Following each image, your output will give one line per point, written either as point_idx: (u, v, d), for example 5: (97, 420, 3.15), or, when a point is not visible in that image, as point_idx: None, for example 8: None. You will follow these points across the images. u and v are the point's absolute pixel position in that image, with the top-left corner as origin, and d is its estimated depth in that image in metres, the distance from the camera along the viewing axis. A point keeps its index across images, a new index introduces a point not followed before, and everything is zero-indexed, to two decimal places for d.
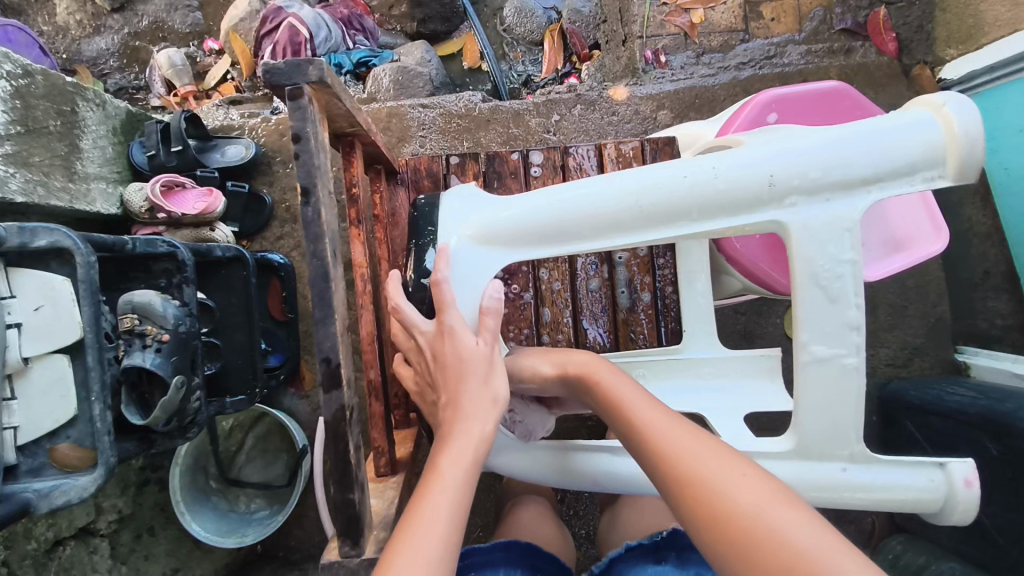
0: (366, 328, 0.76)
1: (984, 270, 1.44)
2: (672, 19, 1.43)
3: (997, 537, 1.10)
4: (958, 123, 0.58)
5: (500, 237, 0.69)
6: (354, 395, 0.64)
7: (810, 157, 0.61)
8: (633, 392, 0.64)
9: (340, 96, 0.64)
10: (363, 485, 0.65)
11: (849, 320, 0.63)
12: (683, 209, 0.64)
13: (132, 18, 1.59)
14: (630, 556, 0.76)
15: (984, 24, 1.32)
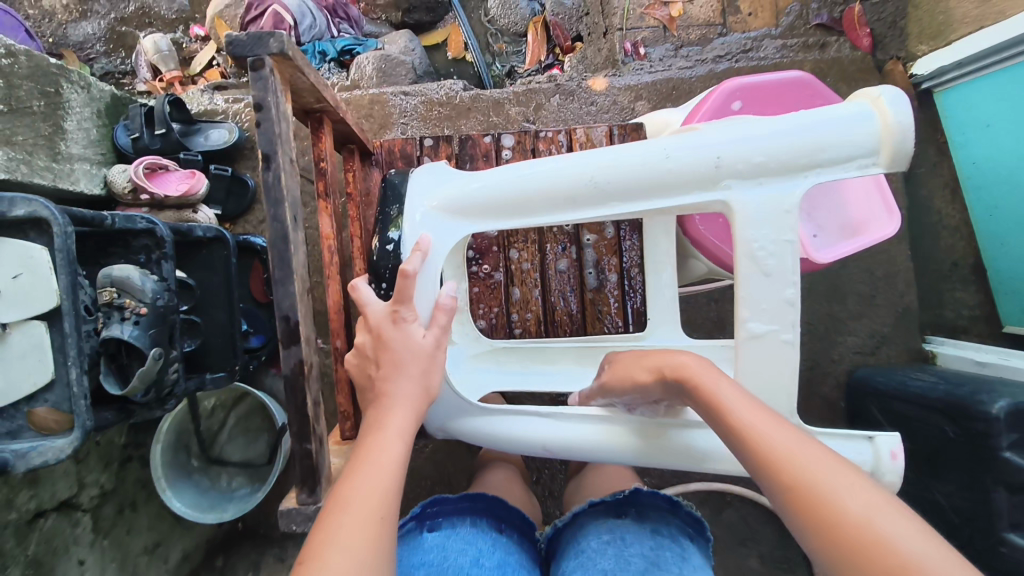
0: (333, 297, 0.77)
1: (952, 261, 1.53)
2: (651, 12, 1.47)
3: (953, 515, 1.16)
4: (893, 113, 0.60)
5: (465, 207, 0.72)
6: (313, 353, 0.68)
7: (754, 142, 0.63)
8: (734, 394, 0.58)
9: (303, 69, 0.66)
10: (321, 438, 0.69)
11: (786, 297, 0.66)
12: (634, 188, 0.67)
13: (118, 3, 1.60)
14: (592, 511, 0.80)
15: (953, 21, 1.36)
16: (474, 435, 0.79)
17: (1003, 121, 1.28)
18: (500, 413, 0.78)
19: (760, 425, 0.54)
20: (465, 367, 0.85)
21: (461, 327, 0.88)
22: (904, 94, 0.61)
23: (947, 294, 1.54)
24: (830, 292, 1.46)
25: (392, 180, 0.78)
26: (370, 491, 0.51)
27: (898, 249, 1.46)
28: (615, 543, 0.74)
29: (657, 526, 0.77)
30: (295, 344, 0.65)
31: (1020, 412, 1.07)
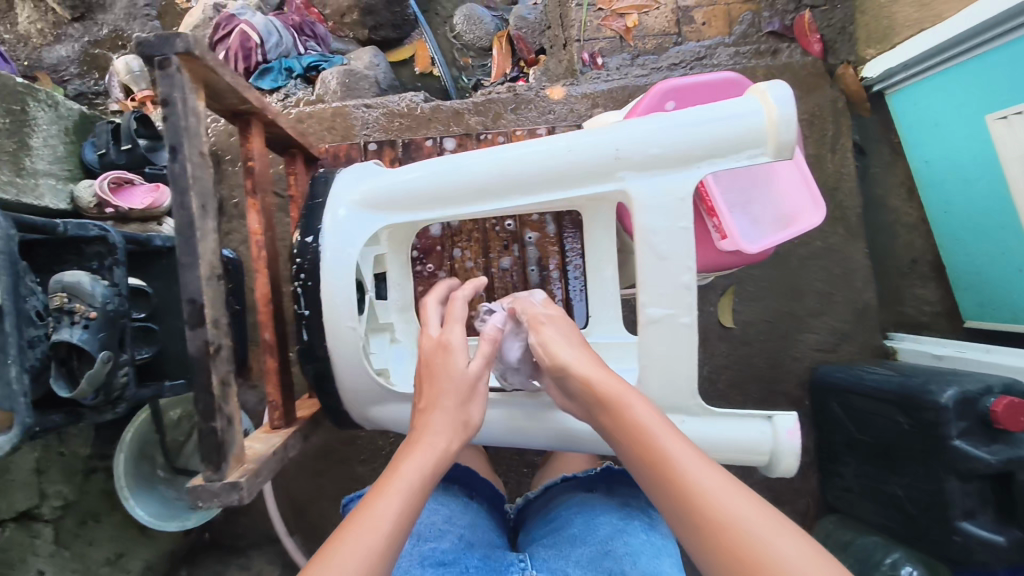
0: (261, 290, 0.79)
1: (911, 259, 1.57)
2: (607, 23, 1.51)
3: (911, 508, 1.17)
4: (777, 106, 0.64)
5: (389, 199, 0.75)
6: (224, 336, 0.72)
7: (653, 134, 0.67)
8: (664, 426, 0.61)
9: (217, 71, 0.71)
10: (230, 417, 0.72)
11: (684, 281, 0.69)
12: (541, 179, 0.71)
13: (91, 27, 1.64)
14: (565, 485, 0.93)
15: (896, 25, 1.40)
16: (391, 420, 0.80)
17: (952, 120, 1.32)
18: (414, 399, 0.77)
19: (691, 464, 0.58)
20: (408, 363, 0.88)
21: (406, 327, 0.91)
22: (789, 90, 0.65)
23: (908, 291, 1.58)
24: (789, 291, 1.48)
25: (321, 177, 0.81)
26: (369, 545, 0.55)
27: (854, 247, 1.48)
28: (584, 512, 0.86)
29: (625, 498, 0.88)
30: (201, 326, 0.68)
31: (968, 399, 1.10)
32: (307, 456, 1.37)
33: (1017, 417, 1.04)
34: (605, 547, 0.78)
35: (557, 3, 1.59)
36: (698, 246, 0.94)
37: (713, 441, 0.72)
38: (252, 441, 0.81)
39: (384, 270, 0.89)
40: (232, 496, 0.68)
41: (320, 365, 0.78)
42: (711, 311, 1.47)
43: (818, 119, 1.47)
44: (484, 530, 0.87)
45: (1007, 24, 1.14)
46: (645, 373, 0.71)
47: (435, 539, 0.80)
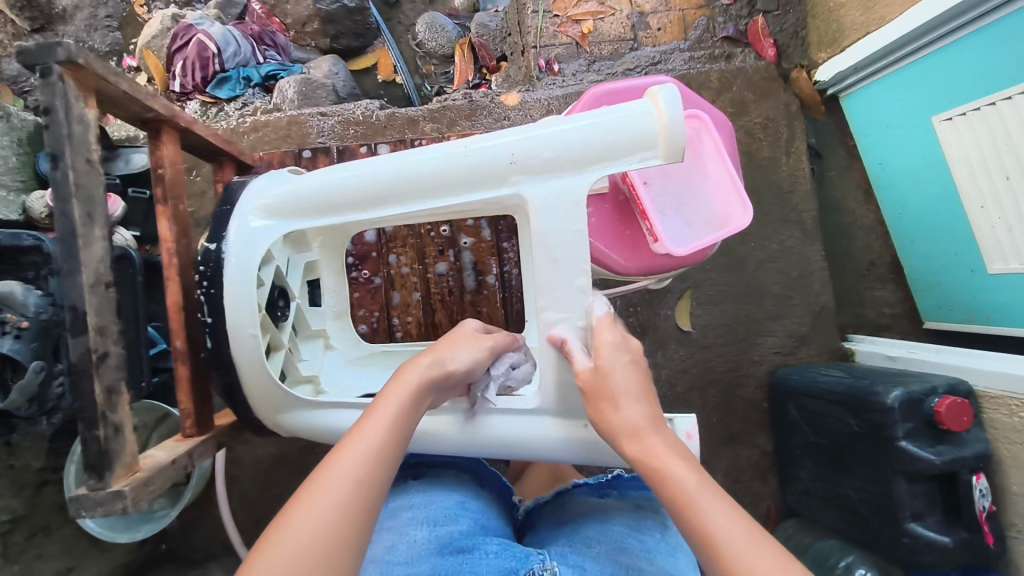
0: (172, 298, 0.81)
1: (869, 261, 1.59)
2: (563, 30, 1.51)
3: (862, 510, 1.16)
4: (667, 109, 0.66)
5: (288, 208, 0.78)
6: (112, 343, 0.73)
7: (545, 140, 0.69)
8: (671, 449, 0.62)
9: (107, 79, 0.73)
10: (116, 425, 0.72)
11: (579, 285, 0.72)
12: (438, 185, 0.73)
13: (52, 38, 1.65)
14: (575, 490, 0.92)
15: (845, 29, 1.42)
16: (300, 428, 0.82)
17: (901, 122, 1.34)
18: (323, 406, 0.80)
19: (693, 487, 0.58)
20: (341, 370, 0.91)
21: (342, 334, 0.96)
22: (679, 92, 0.67)
23: (867, 293, 1.58)
24: (746, 293, 1.48)
25: (232, 188, 0.83)
26: (338, 508, 0.52)
27: (811, 249, 1.49)
28: (597, 515, 0.83)
29: (638, 503, 0.87)
30: (84, 332, 0.70)
31: (913, 400, 1.08)
32: (262, 464, 1.39)
33: (960, 416, 1.04)
34: (621, 545, 0.75)
35: (516, 11, 1.60)
36: (632, 249, 0.94)
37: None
38: (155, 449, 0.81)
39: (317, 278, 0.94)
40: (113, 505, 0.69)
41: (226, 377, 0.79)
42: (669, 315, 1.46)
43: (773, 122, 1.49)
44: (496, 521, 0.85)
45: (948, 26, 1.15)
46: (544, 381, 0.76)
47: (448, 522, 0.78)
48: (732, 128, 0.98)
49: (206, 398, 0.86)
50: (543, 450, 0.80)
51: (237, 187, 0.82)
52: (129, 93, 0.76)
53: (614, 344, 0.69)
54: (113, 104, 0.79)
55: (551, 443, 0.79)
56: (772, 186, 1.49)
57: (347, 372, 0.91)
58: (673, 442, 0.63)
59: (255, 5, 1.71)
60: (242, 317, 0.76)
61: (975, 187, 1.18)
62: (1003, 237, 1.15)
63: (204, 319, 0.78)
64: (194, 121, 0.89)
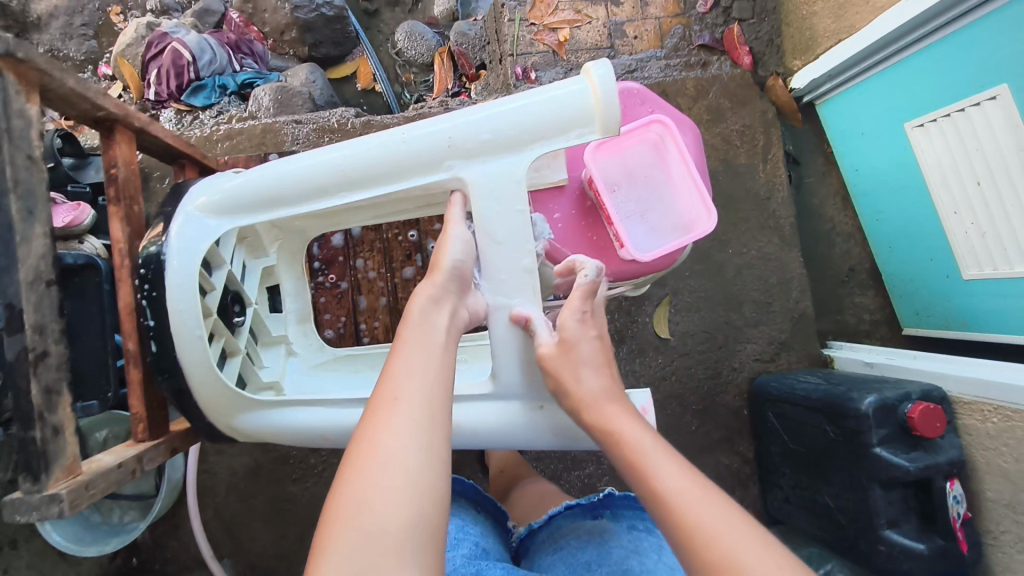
0: (124, 299, 0.80)
1: (849, 267, 1.58)
2: (540, 38, 1.51)
3: (839, 517, 1.14)
4: (600, 86, 0.71)
5: (228, 207, 0.79)
6: (53, 342, 0.73)
7: (480, 122, 0.72)
8: (641, 433, 0.66)
9: (51, 73, 0.72)
10: (54, 427, 0.71)
11: (525, 265, 0.75)
12: (381, 173, 0.75)
13: (27, 46, 1.65)
14: (568, 513, 0.90)
15: (818, 36, 1.43)
16: (256, 431, 0.83)
17: (875, 129, 1.34)
18: (280, 406, 0.82)
19: (660, 463, 0.63)
20: (302, 376, 0.94)
21: (304, 339, 0.99)
22: (610, 68, 0.72)
23: (848, 300, 1.58)
24: (726, 300, 1.47)
25: (182, 186, 0.84)
26: (402, 451, 0.55)
27: (790, 256, 1.48)
28: (594, 540, 0.83)
29: (631, 522, 0.86)
30: (20, 330, 0.70)
31: (887, 407, 1.06)
32: (236, 475, 1.35)
33: (933, 422, 1.02)
34: (623, 566, 0.76)
35: (494, 19, 1.60)
36: (601, 253, 0.93)
37: (557, 425, 0.78)
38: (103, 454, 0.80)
39: (276, 283, 0.97)
40: (48, 508, 0.67)
41: (175, 383, 0.78)
42: (647, 322, 1.45)
43: (749, 129, 1.49)
44: (495, 547, 0.87)
45: (919, 31, 1.16)
46: (497, 365, 0.77)
47: (450, 548, 0.79)
48: (699, 134, 0.98)
49: (158, 401, 0.86)
50: (498, 431, 0.79)
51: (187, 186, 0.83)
52: (76, 90, 0.75)
53: (578, 320, 0.75)
54: (62, 102, 0.77)
55: (505, 423, 0.78)
56: (750, 193, 1.48)
57: (316, 374, 0.95)
58: (642, 429, 0.67)
59: (233, 13, 1.71)
60: (186, 320, 0.76)
61: (947, 193, 1.18)
62: (976, 242, 1.15)
63: (148, 324, 0.77)
64: (149, 124, 0.89)
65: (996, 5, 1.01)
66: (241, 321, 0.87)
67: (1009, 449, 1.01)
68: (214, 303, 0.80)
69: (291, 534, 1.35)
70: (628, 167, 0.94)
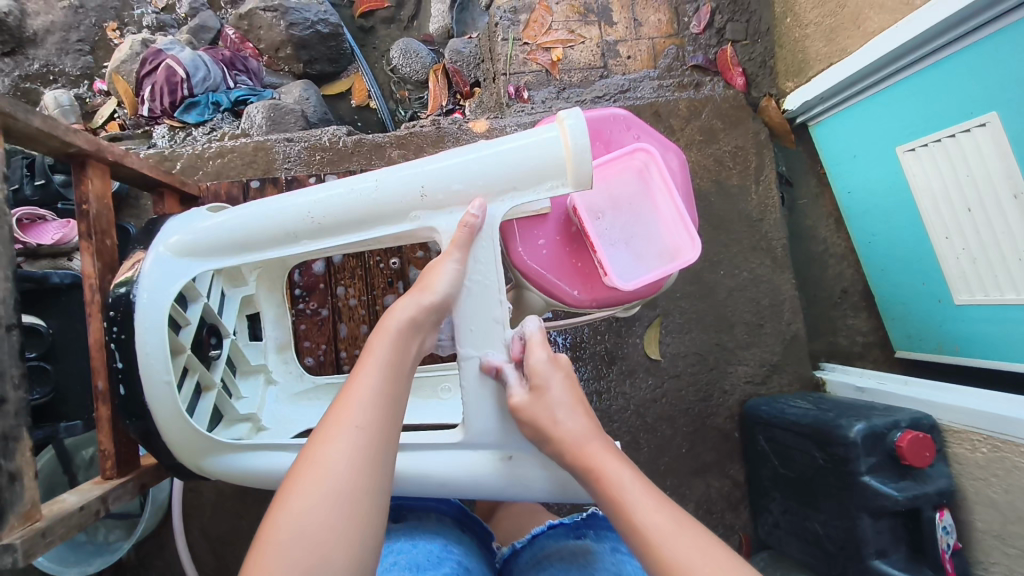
0: (94, 335, 0.80)
1: (842, 289, 1.58)
2: (532, 57, 1.52)
3: (829, 546, 1.12)
4: (572, 138, 0.72)
5: (198, 247, 0.78)
6: (11, 388, 0.71)
7: (452, 171, 0.73)
8: (621, 468, 0.65)
9: (16, 116, 0.71)
10: (14, 475, 0.69)
11: (495, 316, 0.76)
12: (352, 220, 0.75)
13: (22, 62, 1.66)
14: (552, 532, 0.91)
15: (810, 58, 1.43)
16: (225, 472, 0.81)
17: (867, 153, 1.34)
18: (253, 447, 0.80)
19: (641, 500, 0.61)
20: (283, 406, 0.95)
21: (285, 367, 0.99)
22: (583, 119, 0.73)
23: (841, 322, 1.57)
24: (717, 321, 1.46)
25: (156, 222, 0.83)
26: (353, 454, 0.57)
27: (782, 278, 1.47)
28: (577, 562, 0.82)
29: (614, 544, 0.86)
30: None
31: (876, 434, 1.05)
32: (222, 495, 1.34)
33: (922, 452, 1.01)
34: None
35: (488, 37, 1.60)
36: (586, 280, 0.92)
37: (528, 479, 0.77)
38: (69, 492, 0.79)
39: (256, 311, 0.98)
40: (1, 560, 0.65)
41: (143, 424, 0.77)
42: (637, 343, 1.44)
43: (741, 151, 1.49)
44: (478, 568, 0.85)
45: (909, 57, 1.16)
46: (467, 415, 0.76)
47: (433, 567, 0.78)
48: (685, 159, 0.98)
49: (128, 438, 0.85)
50: (470, 483, 0.78)
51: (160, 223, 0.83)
52: (43, 129, 0.74)
53: (546, 362, 0.72)
54: (31, 140, 0.77)
55: (476, 475, 0.77)
56: (742, 214, 1.48)
57: (298, 408, 0.96)
58: (623, 463, 0.66)
59: (229, 30, 1.72)
60: (154, 365, 0.74)
61: (939, 219, 1.17)
62: (967, 269, 1.14)
63: (115, 364, 0.76)
64: (125, 155, 0.88)
65: (985, 33, 1.01)
66: (217, 355, 0.86)
67: (998, 480, 0.99)
68: (186, 339, 0.79)
69: None
70: (613, 195, 0.95)
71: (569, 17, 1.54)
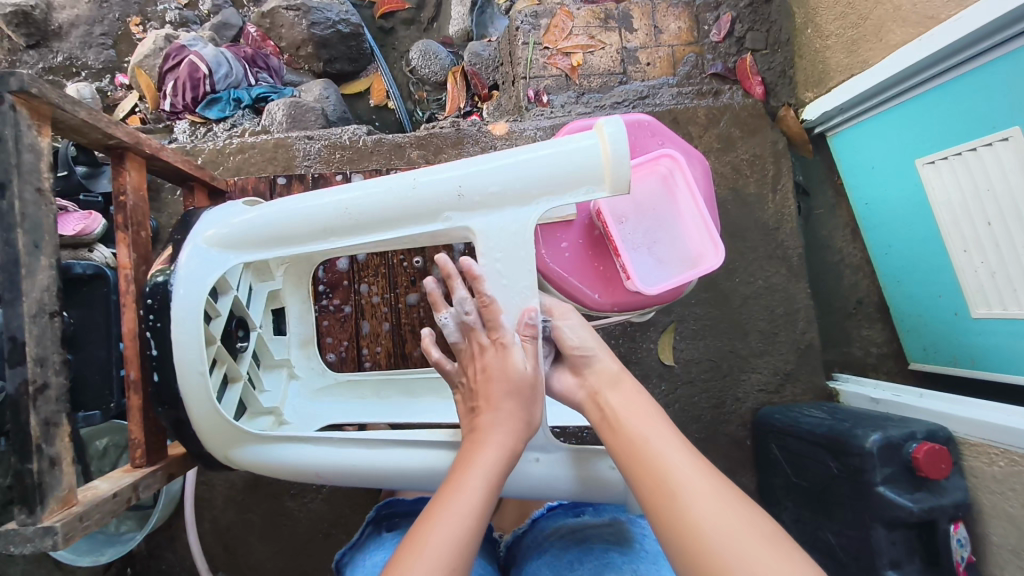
0: (127, 325, 0.80)
1: (856, 299, 1.58)
2: (553, 62, 1.52)
3: (841, 555, 1.12)
4: (611, 145, 0.72)
5: (233, 240, 0.79)
6: (52, 374, 0.72)
7: (490, 174, 0.74)
8: (628, 396, 0.73)
9: (61, 107, 0.73)
10: (52, 460, 0.70)
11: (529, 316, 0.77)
12: (388, 218, 0.76)
13: (47, 54, 1.68)
14: (552, 514, 0.91)
15: (831, 69, 1.43)
16: (252, 464, 0.82)
17: (886, 163, 1.34)
18: (278, 441, 0.81)
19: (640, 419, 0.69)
20: (304, 401, 0.96)
21: (308, 362, 1.00)
22: (622, 127, 0.73)
23: (855, 332, 1.57)
24: (731, 329, 1.46)
25: (191, 214, 0.84)
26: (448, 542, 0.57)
27: (797, 287, 1.47)
28: (577, 540, 0.82)
29: (614, 513, 0.87)
30: (21, 363, 0.69)
31: (893, 445, 1.05)
32: (235, 488, 1.34)
33: (938, 464, 1.00)
34: (607, 559, 0.77)
35: (508, 41, 1.61)
36: (607, 284, 0.93)
37: (553, 483, 0.79)
38: (99, 480, 0.80)
39: (282, 305, 0.99)
40: (41, 542, 0.66)
41: (174, 413, 0.78)
42: (652, 348, 1.45)
43: (759, 159, 1.49)
44: (480, 561, 0.86)
45: (932, 70, 1.16)
46: None
47: None
48: (708, 167, 0.99)
49: (157, 427, 0.85)
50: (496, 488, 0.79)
51: (195, 216, 0.83)
52: (87, 121, 0.76)
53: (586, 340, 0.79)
54: (73, 131, 0.78)
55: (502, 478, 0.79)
56: (758, 222, 1.48)
57: (320, 404, 0.97)
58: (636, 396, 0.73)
59: (250, 28, 1.73)
60: (188, 356, 0.75)
61: (957, 231, 1.17)
62: (986, 282, 1.14)
63: (150, 353, 0.77)
64: (160, 148, 0.89)
65: (1009, 48, 1.01)
66: (244, 347, 0.87)
67: (1015, 493, 0.99)
68: (217, 330, 0.80)
69: (287, 551, 1.34)
70: (637, 200, 0.95)
71: (590, 22, 1.54)
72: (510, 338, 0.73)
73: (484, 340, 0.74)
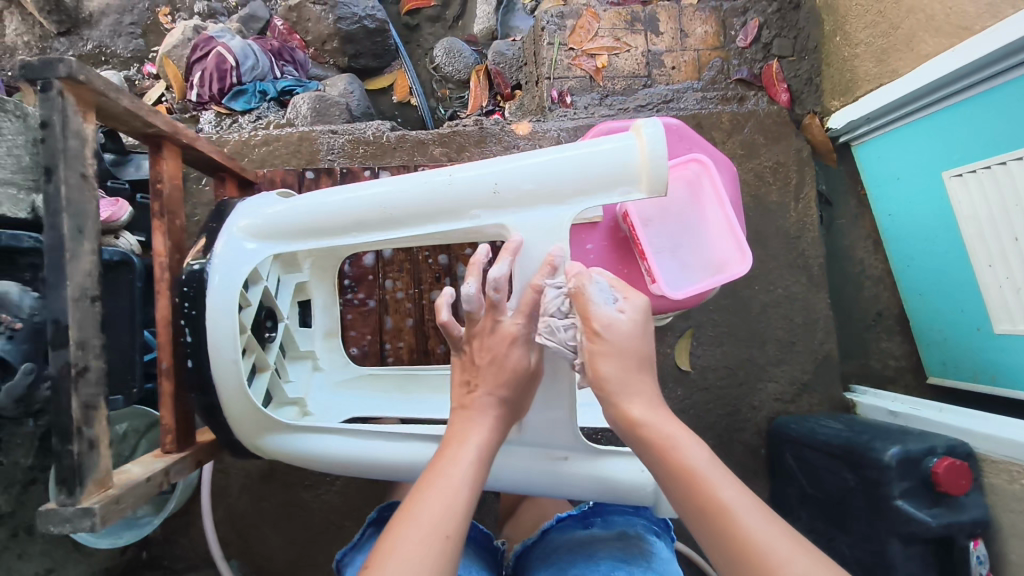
0: (161, 312, 0.81)
1: (876, 312, 1.57)
2: (577, 63, 1.52)
3: (856, 566, 1.12)
4: (648, 146, 0.72)
5: (269, 229, 0.80)
6: (93, 358, 0.73)
7: (525, 171, 0.75)
8: (700, 453, 0.63)
9: (104, 94, 0.74)
10: (89, 441, 0.71)
11: None
12: (422, 212, 0.77)
13: (77, 41, 1.70)
14: (562, 525, 0.89)
15: (858, 78, 1.43)
16: (280, 453, 0.83)
17: (912, 175, 1.34)
18: (306, 431, 0.82)
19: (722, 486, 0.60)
20: (328, 393, 0.97)
21: (331, 355, 1.01)
22: (661, 129, 0.73)
23: (873, 344, 1.56)
24: (749, 336, 1.46)
25: (226, 204, 0.85)
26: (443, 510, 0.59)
27: (817, 296, 1.47)
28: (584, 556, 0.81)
29: (625, 528, 0.86)
30: (64, 345, 0.70)
31: (912, 460, 1.04)
32: (251, 478, 1.35)
33: (958, 479, 1.00)
34: None
35: (533, 41, 1.61)
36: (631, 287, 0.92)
37: (582, 483, 0.80)
38: (131, 464, 0.81)
39: (309, 298, 1.00)
40: (83, 522, 0.67)
41: (206, 399, 0.79)
42: (668, 353, 1.45)
43: (782, 167, 1.48)
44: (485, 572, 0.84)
45: (961, 82, 1.15)
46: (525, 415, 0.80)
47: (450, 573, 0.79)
48: (736, 175, 0.99)
49: (187, 415, 0.86)
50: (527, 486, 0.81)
51: (230, 206, 0.84)
52: (129, 110, 0.77)
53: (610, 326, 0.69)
54: (114, 119, 0.79)
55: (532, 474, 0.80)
56: (780, 230, 1.48)
57: (342, 396, 0.97)
58: (703, 453, 0.63)
59: (277, 21, 1.74)
60: (222, 343, 0.76)
61: (983, 246, 1.16)
62: (1010, 298, 1.12)
63: (184, 340, 0.78)
64: (196, 138, 0.91)
65: None
66: (273, 338, 0.88)
67: None
68: (248, 318, 0.81)
69: (301, 541, 1.35)
70: (664, 204, 0.96)
71: (616, 25, 1.54)
72: (524, 330, 0.75)
73: (500, 320, 0.75)
